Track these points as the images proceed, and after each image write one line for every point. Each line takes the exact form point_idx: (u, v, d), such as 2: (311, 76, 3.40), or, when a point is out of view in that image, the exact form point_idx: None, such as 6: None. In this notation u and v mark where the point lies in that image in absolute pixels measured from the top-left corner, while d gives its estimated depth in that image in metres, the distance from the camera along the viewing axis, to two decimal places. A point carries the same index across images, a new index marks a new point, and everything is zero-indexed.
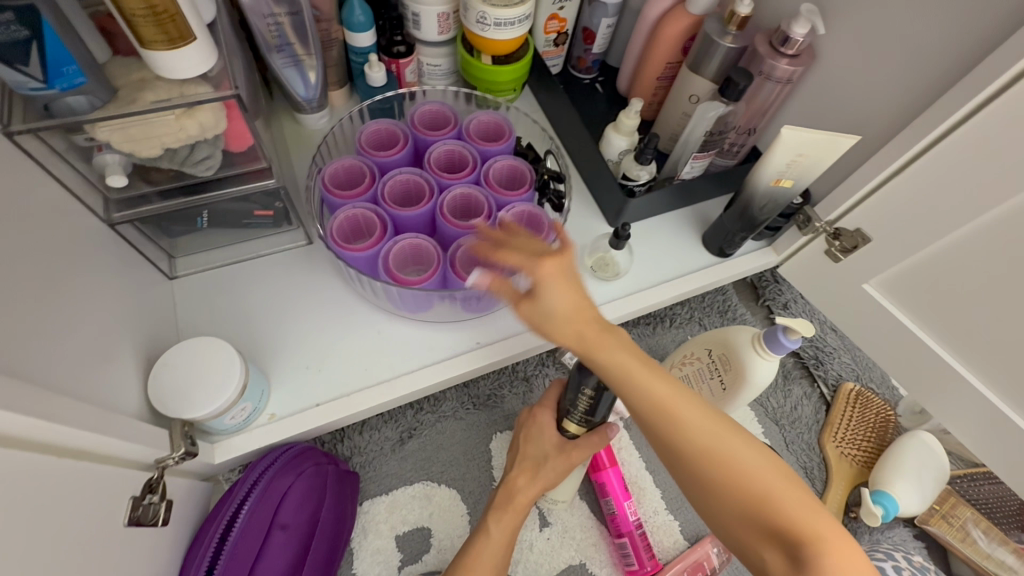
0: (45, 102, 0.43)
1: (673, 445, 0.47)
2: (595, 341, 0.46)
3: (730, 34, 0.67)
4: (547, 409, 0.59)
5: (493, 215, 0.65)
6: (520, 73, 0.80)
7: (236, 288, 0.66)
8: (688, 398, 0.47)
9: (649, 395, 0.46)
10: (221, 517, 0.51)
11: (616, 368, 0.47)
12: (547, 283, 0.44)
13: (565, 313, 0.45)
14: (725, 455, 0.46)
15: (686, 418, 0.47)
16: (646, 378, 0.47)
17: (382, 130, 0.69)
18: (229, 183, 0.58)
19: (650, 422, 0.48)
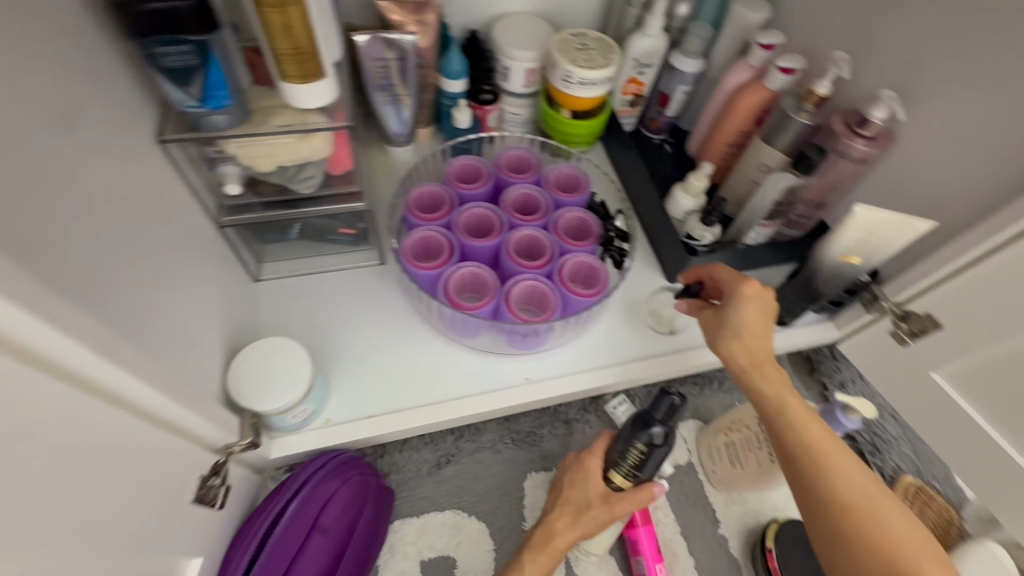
0: (194, 118, 0.49)
1: (820, 489, 0.49)
2: (763, 363, 0.55)
3: (806, 110, 0.69)
4: (596, 457, 0.59)
5: (555, 259, 0.67)
6: (595, 129, 0.85)
7: (311, 298, 0.71)
8: (841, 449, 0.50)
9: (808, 434, 0.51)
10: (268, 513, 0.53)
11: (776, 392, 0.54)
12: (739, 297, 0.56)
13: (745, 325, 0.55)
14: (877, 515, 0.46)
15: (842, 464, 0.49)
16: (804, 416, 0.52)
17: (470, 165, 0.75)
18: (324, 201, 0.64)
19: (805, 461, 0.50)
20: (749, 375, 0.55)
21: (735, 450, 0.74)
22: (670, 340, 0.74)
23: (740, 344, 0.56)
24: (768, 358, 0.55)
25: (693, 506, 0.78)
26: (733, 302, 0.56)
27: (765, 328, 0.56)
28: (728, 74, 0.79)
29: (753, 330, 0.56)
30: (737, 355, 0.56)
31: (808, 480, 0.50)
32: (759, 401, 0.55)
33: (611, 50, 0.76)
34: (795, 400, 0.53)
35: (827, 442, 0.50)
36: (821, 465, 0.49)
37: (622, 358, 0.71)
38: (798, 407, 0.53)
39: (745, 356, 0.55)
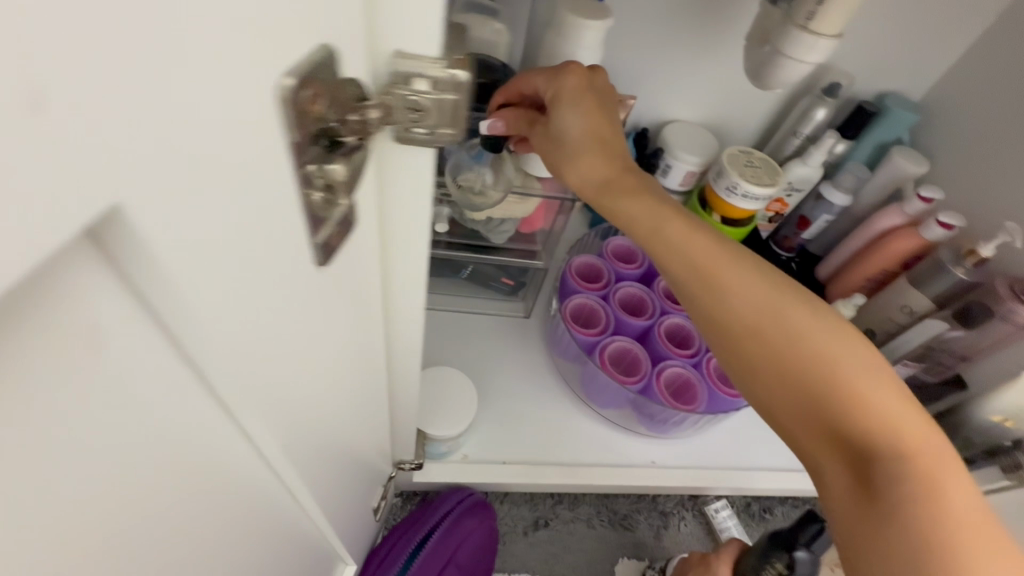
0: (452, 165, 0.56)
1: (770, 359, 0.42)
2: (619, 186, 0.46)
3: (965, 265, 0.71)
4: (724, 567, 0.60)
5: (702, 352, 0.70)
6: (739, 236, 0.89)
7: (460, 333, 0.75)
8: (867, 376, 0.40)
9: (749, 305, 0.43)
10: (420, 536, 0.62)
11: (771, 316, 0.42)
12: (566, 101, 0.46)
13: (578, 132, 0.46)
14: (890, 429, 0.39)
15: (862, 392, 0.40)
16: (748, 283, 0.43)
17: (625, 246, 0.80)
18: (508, 252, 0.70)
19: (757, 330, 0.43)
20: (736, 299, 0.43)
21: None
22: (796, 456, 0.73)
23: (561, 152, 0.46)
24: (620, 183, 0.46)
25: None
26: (561, 106, 0.45)
27: (612, 147, 0.46)
28: (879, 215, 0.82)
29: (598, 144, 0.46)
30: (637, 220, 0.46)
31: (828, 420, 0.40)
32: (750, 342, 0.43)
33: (776, 171, 0.82)
34: (805, 327, 0.42)
35: (853, 375, 0.40)
36: (842, 406, 0.40)
37: (745, 464, 0.71)
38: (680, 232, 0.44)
39: (728, 274, 0.44)
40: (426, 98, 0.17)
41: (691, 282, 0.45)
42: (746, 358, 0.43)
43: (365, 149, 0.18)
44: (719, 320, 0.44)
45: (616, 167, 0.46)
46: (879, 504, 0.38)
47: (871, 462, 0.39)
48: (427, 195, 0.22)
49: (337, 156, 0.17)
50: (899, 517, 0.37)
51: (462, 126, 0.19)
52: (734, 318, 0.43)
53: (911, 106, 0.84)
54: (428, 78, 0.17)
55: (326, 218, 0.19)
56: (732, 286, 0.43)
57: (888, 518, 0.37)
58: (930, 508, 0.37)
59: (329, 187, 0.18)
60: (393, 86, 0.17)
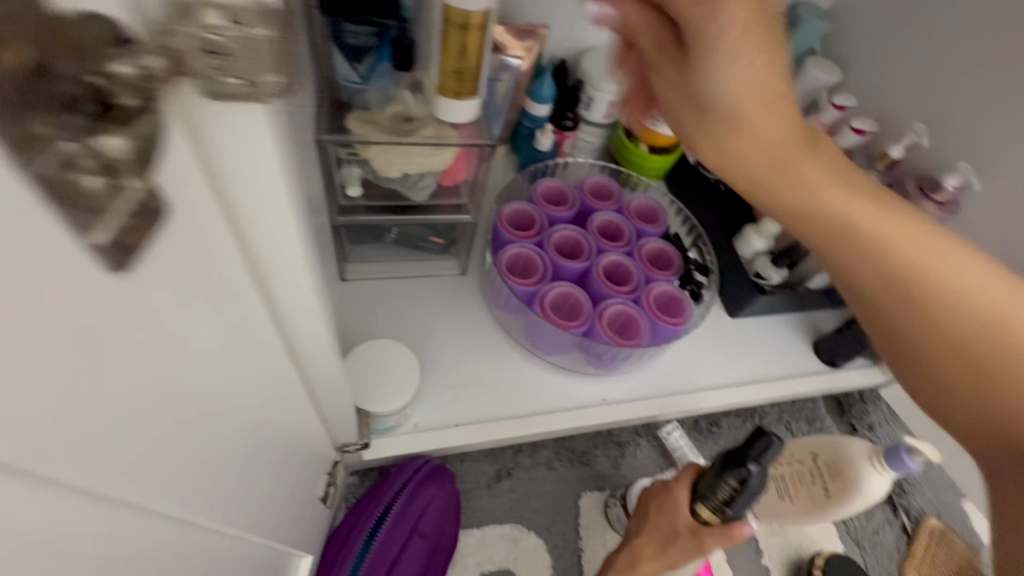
0: (350, 96, 0.54)
1: (891, 292, 0.42)
2: (791, 152, 0.39)
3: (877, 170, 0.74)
4: (684, 493, 0.62)
5: (641, 286, 0.70)
6: (666, 164, 0.89)
7: (398, 300, 0.72)
8: (972, 284, 0.41)
9: (877, 253, 0.41)
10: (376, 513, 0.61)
11: (881, 247, 0.41)
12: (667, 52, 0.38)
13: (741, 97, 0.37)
14: (1005, 335, 0.40)
15: (983, 302, 0.41)
16: (885, 228, 0.41)
17: (555, 188, 0.78)
18: (433, 209, 0.67)
19: (889, 273, 0.41)
20: (860, 220, 0.41)
21: (784, 483, 0.76)
22: (735, 371, 0.77)
23: (698, 117, 0.39)
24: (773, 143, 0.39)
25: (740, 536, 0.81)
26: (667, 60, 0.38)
27: (771, 62, 0.36)
28: None
29: (707, 98, 0.37)
30: (770, 182, 0.41)
31: (964, 352, 0.42)
32: (879, 281, 0.42)
33: None
34: (842, 202, 0.41)
35: (882, 274, 0.42)
36: (938, 301, 0.41)
37: (690, 386, 0.74)
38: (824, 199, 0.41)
39: (825, 188, 0.40)
40: (226, 34, 0.16)
41: (806, 229, 0.42)
42: (821, 245, 0.43)
43: (155, 120, 0.17)
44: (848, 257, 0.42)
45: (696, 98, 0.38)
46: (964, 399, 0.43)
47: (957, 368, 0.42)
48: (261, 148, 0.21)
49: (112, 126, 0.15)
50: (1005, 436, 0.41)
51: (284, 70, 0.18)
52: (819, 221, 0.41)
53: (823, 12, 0.83)
54: (228, 13, 0.16)
55: (115, 214, 0.16)
56: (857, 204, 0.41)
57: (1011, 417, 0.40)
58: (1009, 410, 0.41)
59: (110, 170, 0.15)
60: (176, 25, 0.16)
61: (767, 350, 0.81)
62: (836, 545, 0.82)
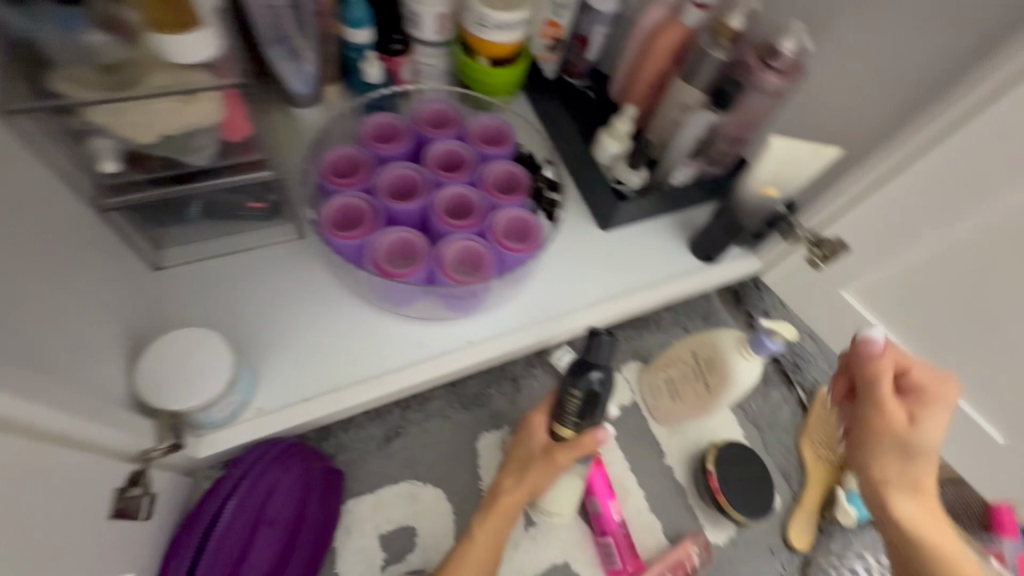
0: (43, 49, 0.44)
1: (898, 512, 0.50)
2: (892, 424, 0.51)
3: (722, 45, 0.68)
4: (538, 420, 0.65)
5: (485, 216, 0.65)
6: (515, 78, 0.81)
7: (229, 279, 0.65)
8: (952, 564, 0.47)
9: (910, 496, 0.50)
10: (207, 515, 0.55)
11: (907, 483, 0.51)
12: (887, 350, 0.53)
13: (930, 428, 0.50)
14: (959, 566, 0.47)
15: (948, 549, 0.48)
16: (914, 466, 0.51)
17: (386, 124, 0.70)
18: (234, 171, 0.58)
19: (910, 493, 0.51)
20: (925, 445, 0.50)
21: (674, 384, 0.78)
22: (608, 285, 0.75)
23: (873, 406, 0.52)
24: (893, 425, 0.51)
25: (641, 444, 0.82)
26: (885, 388, 0.52)
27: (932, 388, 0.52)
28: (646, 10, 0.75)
29: (908, 419, 0.51)
30: (874, 442, 0.52)
31: (915, 561, 0.49)
32: (892, 494, 0.51)
33: None
34: (934, 427, 0.50)
35: (925, 512, 0.49)
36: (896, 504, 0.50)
37: (561, 310, 0.71)
38: (890, 452, 0.51)
39: (931, 422, 0.50)
40: None
41: (869, 438, 0.52)
42: (870, 443, 0.52)
43: None
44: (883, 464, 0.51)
45: (889, 402, 0.52)
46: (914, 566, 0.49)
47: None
48: None
49: None
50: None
51: None
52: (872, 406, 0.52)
53: None
54: None
55: None
56: (919, 422, 0.51)
57: (911, 569, 0.49)
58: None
59: None
60: None
61: (642, 259, 0.78)
62: (736, 432, 0.84)
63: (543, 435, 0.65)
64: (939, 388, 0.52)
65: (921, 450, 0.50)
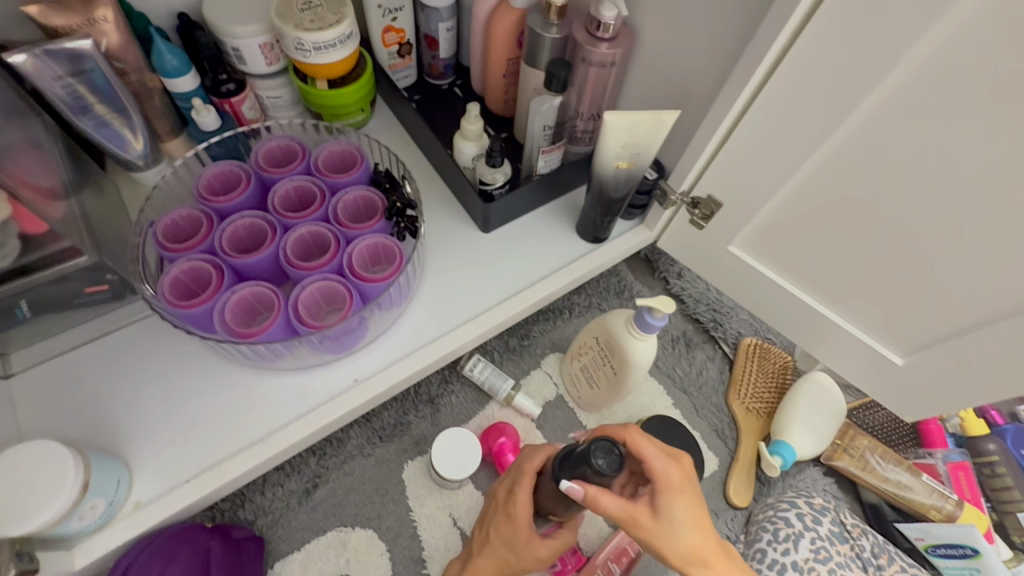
0: None
1: (646, 533, 0.48)
2: (649, 525, 0.47)
3: (553, 24, 0.65)
4: (522, 514, 0.56)
5: (340, 250, 0.62)
6: (363, 92, 0.77)
7: (89, 369, 0.62)
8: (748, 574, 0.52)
9: (689, 537, 0.48)
10: None
11: (688, 556, 0.48)
12: (672, 487, 0.48)
13: (687, 521, 0.48)
14: (691, 550, 0.48)
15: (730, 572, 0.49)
16: (685, 525, 0.48)
17: (225, 173, 0.66)
18: (46, 264, 0.54)
19: (648, 517, 0.48)
20: (671, 542, 0.48)
21: (588, 371, 0.77)
22: (497, 289, 0.72)
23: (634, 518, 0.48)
24: (658, 528, 0.48)
25: (572, 436, 0.81)
26: (665, 496, 0.48)
27: (691, 491, 0.49)
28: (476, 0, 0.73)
29: (649, 515, 0.48)
30: (630, 526, 0.48)
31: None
32: (638, 519, 0.48)
33: (339, 1, 0.67)
34: (692, 536, 0.48)
35: None
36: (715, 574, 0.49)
37: (450, 326, 0.69)
38: (654, 526, 0.48)
39: (674, 511, 0.48)
40: None
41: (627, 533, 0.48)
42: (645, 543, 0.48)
43: None
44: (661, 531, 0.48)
45: (639, 512, 0.48)
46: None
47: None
48: None
49: None
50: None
51: None
52: (640, 524, 0.48)
53: None
54: None
55: None
56: (663, 518, 0.48)
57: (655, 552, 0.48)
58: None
59: None
60: None
61: (529, 252, 0.76)
62: (664, 402, 0.84)
63: (528, 528, 0.56)
64: (679, 481, 0.49)
65: (694, 518, 0.49)
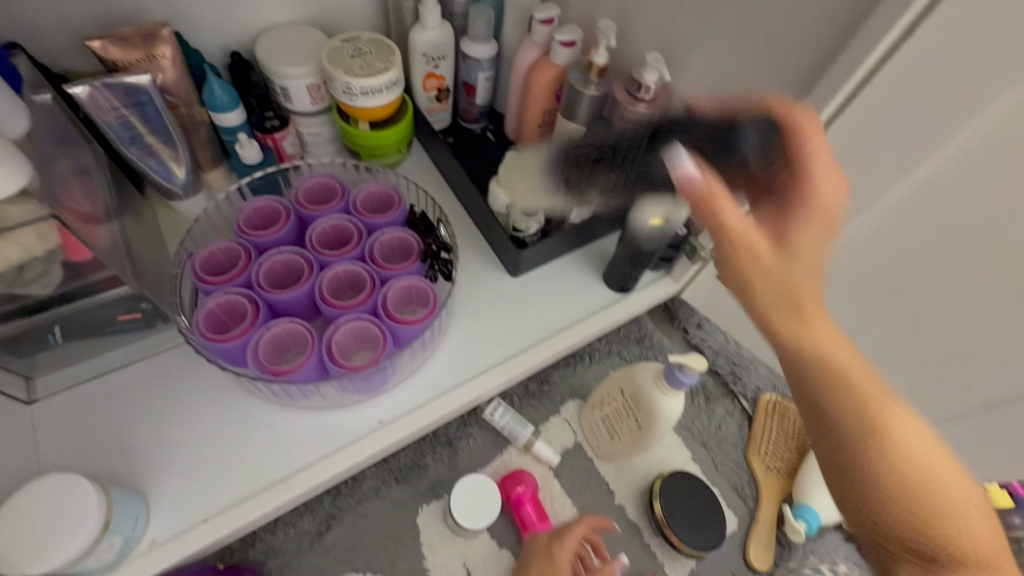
0: None
1: (818, 355, 0.41)
2: (810, 299, 0.40)
3: (592, 82, 0.68)
4: (565, 553, 0.65)
5: (374, 291, 0.62)
6: (402, 135, 0.79)
7: (112, 398, 0.61)
8: (940, 489, 0.40)
9: (857, 414, 0.41)
10: None
11: (858, 393, 0.41)
12: (840, 359, 0.41)
13: (858, 394, 0.41)
14: (883, 410, 0.41)
15: (940, 482, 0.41)
16: (857, 395, 0.41)
17: (265, 208, 0.67)
18: (87, 293, 0.54)
19: (820, 384, 0.41)
20: (833, 355, 0.41)
21: (610, 422, 0.77)
22: (524, 335, 0.72)
23: (800, 322, 0.40)
24: (841, 345, 0.41)
25: (589, 487, 0.79)
26: (832, 388, 0.41)
27: (856, 375, 0.41)
28: (518, 52, 0.75)
29: (836, 370, 0.41)
30: (828, 350, 0.41)
31: (827, 407, 0.41)
32: (836, 380, 0.41)
33: (388, 50, 0.70)
34: (870, 413, 0.41)
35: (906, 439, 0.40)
36: (903, 487, 0.40)
37: (476, 371, 0.69)
38: (823, 326, 0.41)
39: (807, 244, 0.40)
40: None
41: (777, 312, 0.40)
42: (802, 383, 0.42)
43: None
44: (763, 317, 0.41)
45: (828, 353, 0.41)
46: (844, 476, 0.42)
47: (842, 491, 0.42)
48: None
49: None
50: (833, 422, 0.41)
51: None
52: (764, 294, 0.40)
53: None
54: None
55: None
56: (793, 246, 0.40)
57: (817, 395, 0.41)
58: (908, 513, 0.40)
59: None
60: None
61: (556, 299, 0.76)
62: (684, 456, 0.83)
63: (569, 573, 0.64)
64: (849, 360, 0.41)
65: (868, 405, 0.41)
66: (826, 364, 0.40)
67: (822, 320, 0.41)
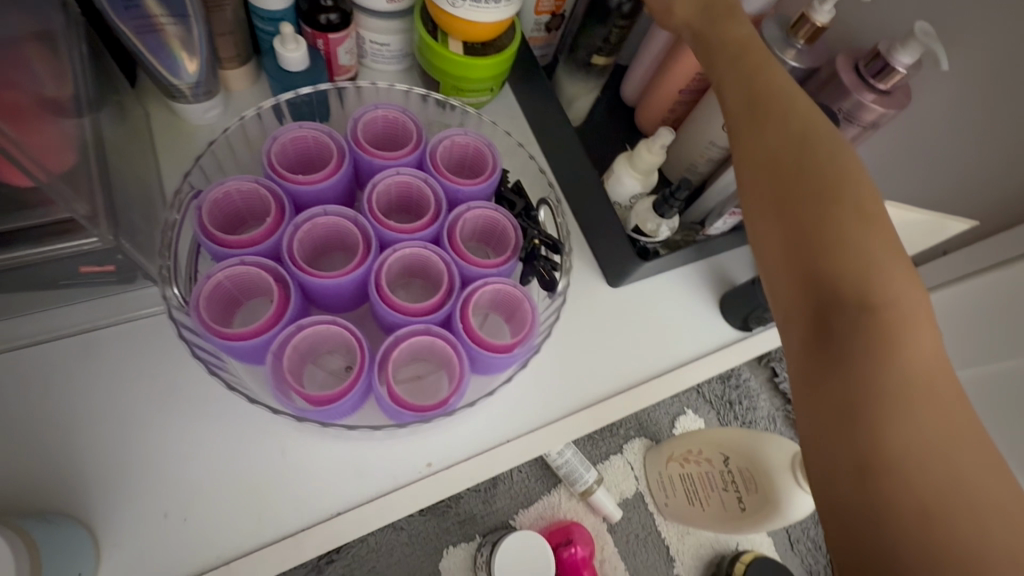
0: None
1: (787, 175, 0.34)
2: (805, 123, 0.35)
3: (795, 48, 0.47)
4: None
5: (454, 292, 0.44)
6: (501, 71, 0.57)
7: (62, 378, 0.44)
8: (998, 479, 0.26)
9: (882, 288, 0.30)
10: None
11: (871, 259, 0.31)
12: (863, 192, 0.32)
13: (874, 262, 0.30)
14: (897, 303, 0.30)
15: (957, 397, 0.28)
16: (890, 261, 0.31)
17: (309, 141, 0.47)
18: (34, 239, 0.36)
19: (819, 220, 0.32)
20: (849, 194, 0.32)
21: (693, 485, 0.62)
22: (618, 368, 0.55)
23: (760, 155, 0.35)
24: (852, 193, 0.32)
25: (644, 547, 0.67)
26: (856, 192, 0.32)
27: (893, 255, 0.31)
28: None
29: (815, 183, 0.33)
30: (800, 167, 0.34)
31: (823, 289, 0.31)
32: (797, 180, 0.34)
33: None
34: (905, 283, 0.30)
35: (930, 387, 0.28)
36: (890, 364, 0.28)
37: (557, 411, 0.52)
38: (825, 157, 0.34)
39: (829, 137, 0.35)
40: None
41: (738, 114, 0.38)
42: (785, 194, 0.34)
43: None
44: (741, 142, 0.37)
45: (803, 152, 0.34)
46: (836, 372, 0.29)
47: (833, 421, 0.29)
48: None
49: None
50: (834, 294, 0.31)
51: None
52: (758, 149, 0.36)
53: None
54: None
55: None
56: (822, 136, 0.35)
57: (816, 245, 0.32)
58: (937, 454, 0.26)
59: None
60: None
61: (665, 326, 0.59)
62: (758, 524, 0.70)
63: None
64: (873, 206, 0.32)
65: (890, 240, 0.31)
66: (835, 203, 0.32)
67: (846, 166, 0.33)
